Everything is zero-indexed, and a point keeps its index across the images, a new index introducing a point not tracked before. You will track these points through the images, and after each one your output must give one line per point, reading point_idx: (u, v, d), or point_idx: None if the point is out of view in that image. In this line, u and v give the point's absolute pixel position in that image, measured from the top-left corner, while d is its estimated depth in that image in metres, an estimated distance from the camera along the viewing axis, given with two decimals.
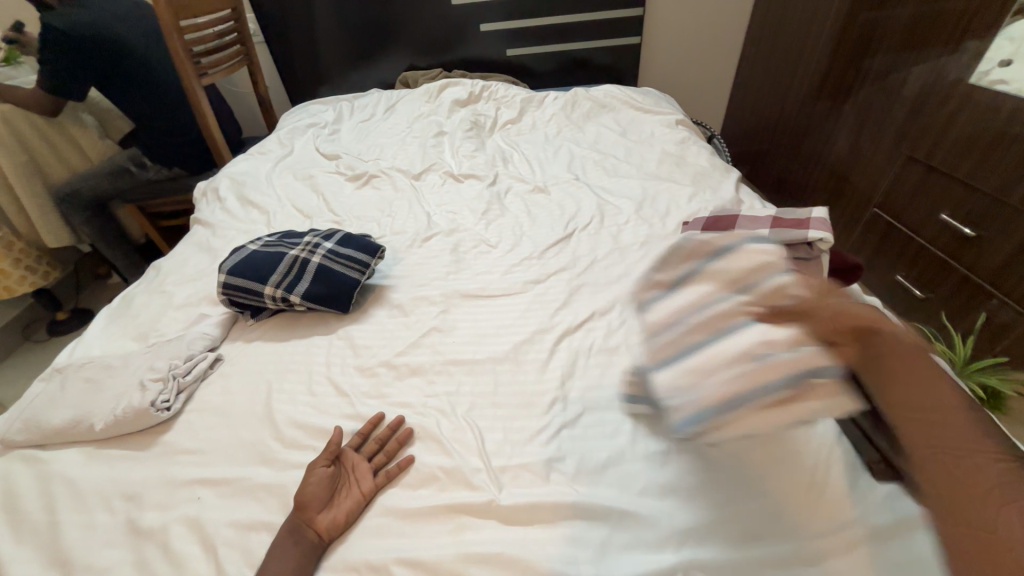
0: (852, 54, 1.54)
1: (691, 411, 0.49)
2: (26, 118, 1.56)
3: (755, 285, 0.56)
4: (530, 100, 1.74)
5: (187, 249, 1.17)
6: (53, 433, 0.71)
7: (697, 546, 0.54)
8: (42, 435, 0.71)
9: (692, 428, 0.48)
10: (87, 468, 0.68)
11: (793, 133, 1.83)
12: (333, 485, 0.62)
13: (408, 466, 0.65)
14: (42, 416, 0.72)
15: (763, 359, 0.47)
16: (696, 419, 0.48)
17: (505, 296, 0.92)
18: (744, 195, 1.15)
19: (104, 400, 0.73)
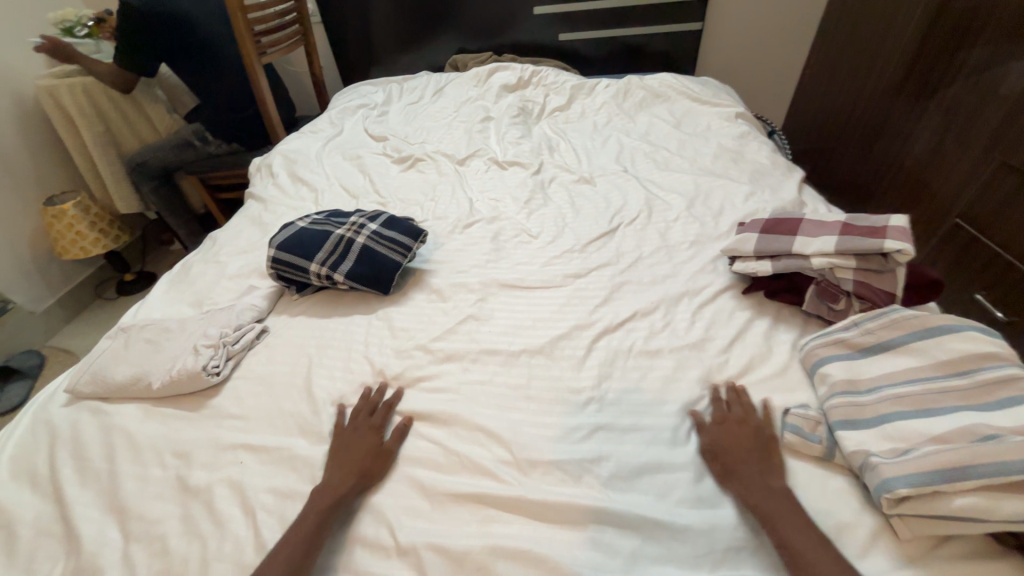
0: (943, 45, 1.38)
1: (903, 471, 0.49)
2: (105, 93, 1.68)
3: (972, 371, 0.55)
4: (581, 87, 1.69)
5: (241, 222, 1.22)
6: (115, 387, 0.76)
7: (735, 568, 0.52)
8: (106, 389, 0.76)
9: (904, 488, 0.48)
10: (145, 423, 0.73)
11: (866, 131, 1.69)
12: (347, 456, 0.63)
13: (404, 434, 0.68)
14: (108, 371, 0.78)
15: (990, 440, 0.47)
16: (912, 480, 0.48)
17: (544, 289, 0.91)
18: (808, 197, 1.07)
19: (162, 361, 0.78)
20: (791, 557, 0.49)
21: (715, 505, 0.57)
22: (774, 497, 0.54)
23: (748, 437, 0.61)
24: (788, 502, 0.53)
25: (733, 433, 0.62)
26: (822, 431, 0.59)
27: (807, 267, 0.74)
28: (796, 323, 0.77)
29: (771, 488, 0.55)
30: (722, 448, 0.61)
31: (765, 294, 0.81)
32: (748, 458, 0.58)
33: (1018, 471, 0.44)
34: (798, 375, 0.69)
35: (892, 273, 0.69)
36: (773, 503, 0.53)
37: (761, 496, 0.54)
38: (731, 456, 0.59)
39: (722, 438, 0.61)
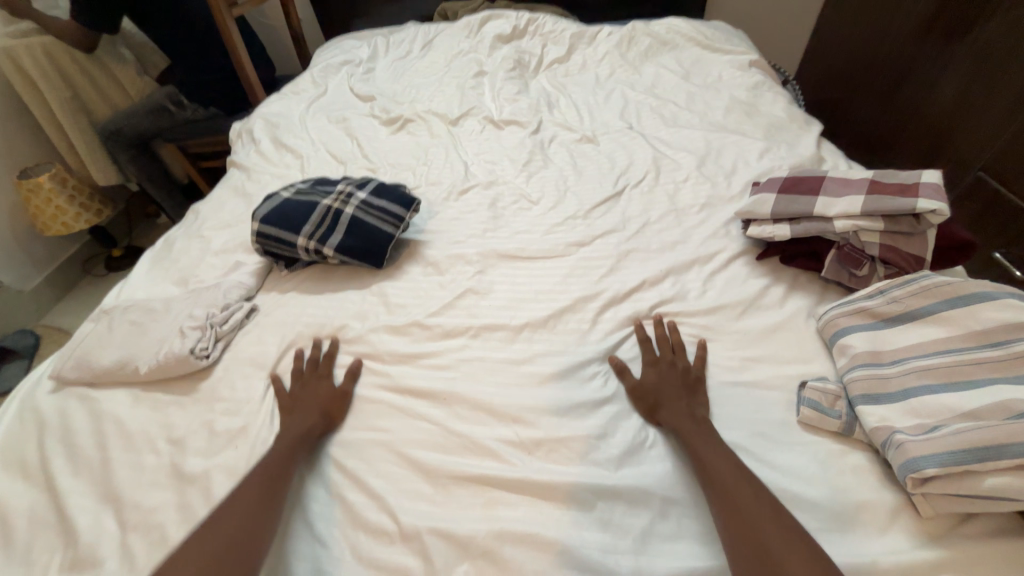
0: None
1: (931, 450, 0.46)
2: (67, 52, 1.55)
3: (1008, 341, 0.51)
4: (581, 35, 1.56)
5: (224, 192, 1.15)
6: (100, 372, 0.73)
7: None
8: (91, 374, 0.73)
9: (931, 468, 0.45)
10: (135, 408, 0.70)
11: (888, 77, 1.58)
12: (304, 403, 0.66)
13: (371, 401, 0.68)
14: (92, 355, 0.74)
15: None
16: (941, 460, 0.45)
17: (546, 259, 0.86)
18: (827, 152, 1.00)
19: (147, 344, 0.75)
20: (708, 478, 0.53)
21: (670, 441, 0.60)
22: (697, 430, 0.57)
23: (676, 378, 0.64)
24: (709, 434, 0.57)
25: (660, 374, 0.65)
26: (842, 406, 0.57)
27: (830, 230, 0.68)
28: (814, 291, 0.73)
29: (695, 421, 0.58)
30: (649, 388, 0.63)
31: (780, 260, 0.76)
32: (676, 396, 0.62)
33: None
34: (816, 346, 0.66)
35: (921, 236, 0.64)
36: (696, 436, 0.57)
37: (684, 430, 0.58)
38: (657, 396, 0.62)
39: (654, 380, 0.64)
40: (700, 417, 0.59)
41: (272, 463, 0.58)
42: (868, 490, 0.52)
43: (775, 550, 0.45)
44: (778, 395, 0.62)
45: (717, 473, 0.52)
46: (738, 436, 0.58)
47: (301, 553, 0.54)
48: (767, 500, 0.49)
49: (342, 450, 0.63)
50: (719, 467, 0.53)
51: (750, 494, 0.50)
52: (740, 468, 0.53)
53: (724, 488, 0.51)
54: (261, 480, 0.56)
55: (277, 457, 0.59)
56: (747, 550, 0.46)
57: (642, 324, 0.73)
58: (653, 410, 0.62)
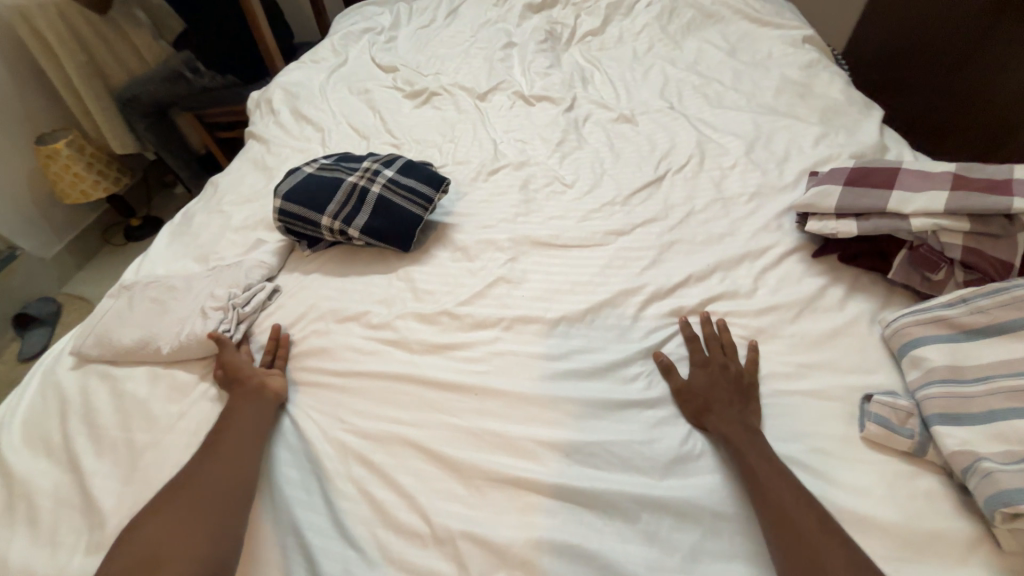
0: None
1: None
2: (81, 13, 1.50)
3: None
4: (618, 5, 1.46)
5: (243, 165, 1.11)
6: (122, 351, 0.71)
7: None
8: (113, 353, 0.71)
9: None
10: (157, 388, 0.69)
11: (950, 59, 1.45)
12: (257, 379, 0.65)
13: (390, 392, 0.65)
14: (113, 333, 0.72)
15: None
16: None
17: (582, 248, 0.81)
18: (890, 141, 0.92)
19: (169, 323, 0.72)
20: (760, 495, 0.49)
21: (719, 449, 0.56)
22: (749, 443, 0.53)
23: (729, 383, 0.59)
24: (765, 450, 0.52)
25: (710, 377, 0.60)
26: (915, 424, 0.52)
27: (904, 229, 0.62)
28: (877, 293, 0.67)
29: (749, 430, 0.54)
30: (697, 390, 0.59)
31: (840, 258, 0.70)
32: (729, 402, 0.57)
33: None
34: (879, 355, 0.61)
35: (1011, 240, 0.58)
36: (750, 448, 0.52)
37: (737, 439, 0.53)
38: (705, 401, 0.58)
39: (705, 384, 0.59)
40: (752, 428, 0.55)
41: (219, 450, 0.57)
42: (941, 517, 0.47)
43: None
44: (839, 406, 0.57)
45: (769, 492, 0.48)
46: (795, 450, 0.54)
47: (330, 551, 0.52)
48: (833, 530, 0.46)
49: (369, 442, 0.60)
50: (773, 487, 0.49)
51: (814, 525, 0.46)
52: (797, 491, 0.49)
53: (780, 512, 0.47)
54: (202, 476, 0.54)
55: (233, 432, 0.59)
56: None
57: (688, 321, 0.68)
58: (700, 416, 0.58)
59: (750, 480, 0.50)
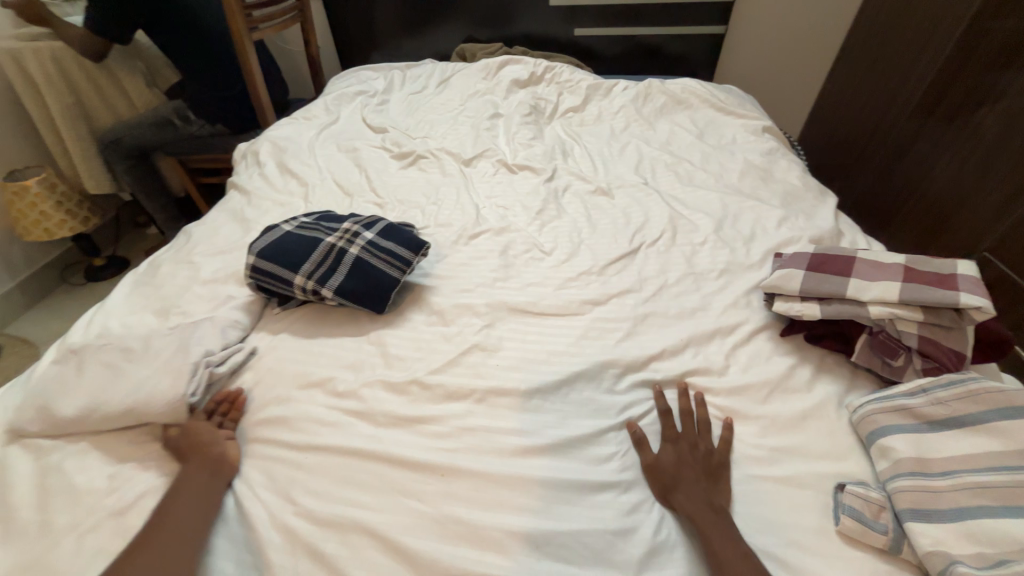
0: (971, 71, 1.34)
1: None
2: (76, 59, 1.52)
3: None
4: (597, 87, 1.58)
5: (220, 216, 1.10)
6: (66, 422, 0.63)
7: None
8: (54, 425, 0.63)
9: None
10: (93, 464, 0.61)
11: (888, 150, 1.62)
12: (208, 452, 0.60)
13: (349, 472, 0.60)
14: (57, 402, 0.64)
15: None
16: None
17: (559, 316, 0.81)
18: (844, 226, 0.99)
19: (129, 384, 0.65)
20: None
21: (693, 544, 0.53)
22: (716, 531, 0.51)
23: (698, 461, 0.58)
24: (734, 537, 0.51)
25: (679, 454, 0.59)
26: (887, 518, 0.51)
27: (864, 315, 0.65)
28: (842, 376, 0.69)
29: (715, 511, 0.53)
30: (666, 464, 0.58)
31: (806, 339, 0.73)
32: (696, 481, 0.56)
33: None
34: (848, 440, 0.61)
35: (961, 332, 0.61)
36: (714, 530, 0.51)
37: (702, 521, 0.52)
38: (672, 477, 0.57)
39: (673, 463, 0.58)
40: (718, 508, 0.54)
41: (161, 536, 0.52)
42: None
43: None
44: (812, 495, 0.56)
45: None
46: (771, 547, 0.52)
47: None
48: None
49: (322, 529, 0.55)
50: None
51: None
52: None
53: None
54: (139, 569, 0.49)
55: (179, 513, 0.54)
56: None
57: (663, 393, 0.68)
58: (668, 492, 0.57)
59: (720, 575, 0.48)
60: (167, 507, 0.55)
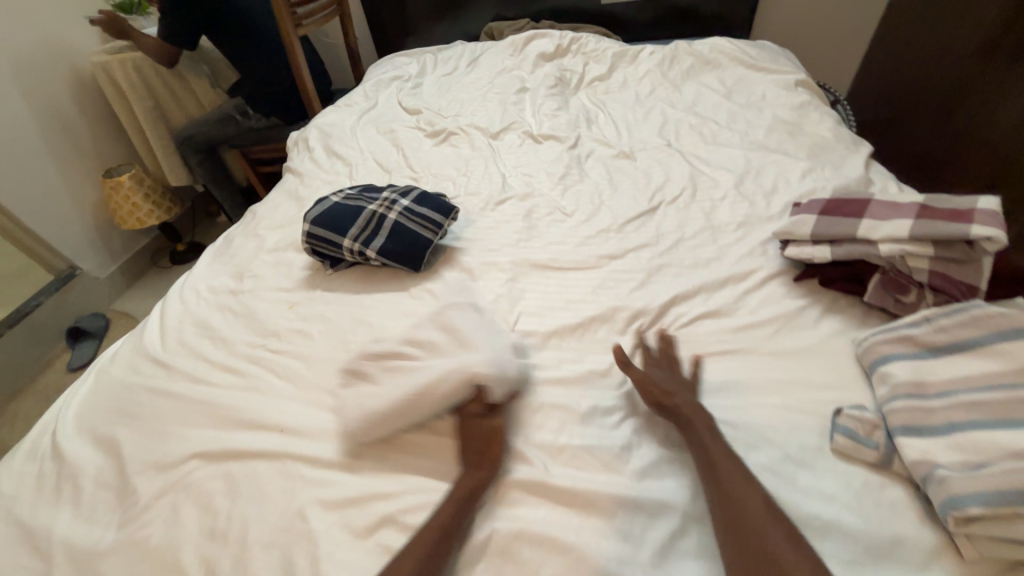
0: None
1: (976, 487, 0.43)
2: (153, 67, 1.73)
3: None
4: (623, 54, 1.59)
5: (279, 196, 1.24)
6: (365, 419, 0.62)
7: None
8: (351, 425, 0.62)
9: (979, 507, 0.42)
10: (216, 405, 0.71)
11: (947, 97, 1.50)
12: (487, 440, 0.60)
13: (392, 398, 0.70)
14: (360, 399, 0.64)
15: None
16: (987, 498, 0.42)
17: (577, 270, 0.87)
18: (875, 175, 0.96)
19: (418, 379, 0.63)
20: (705, 460, 0.54)
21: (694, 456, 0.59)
22: (704, 432, 0.56)
23: (677, 381, 0.64)
24: (717, 435, 0.56)
25: (669, 373, 0.65)
26: (880, 435, 0.54)
27: (874, 253, 0.67)
28: (855, 315, 0.70)
29: (699, 414, 0.58)
30: (657, 378, 0.64)
31: (819, 283, 0.75)
32: (680, 393, 0.62)
33: None
34: (854, 372, 0.63)
35: (976, 264, 0.61)
36: (702, 425, 0.57)
37: (692, 418, 0.58)
38: (664, 388, 0.63)
39: (659, 381, 0.64)
40: (703, 411, 0.59)
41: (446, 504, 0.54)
42: (913, 522, 0.48)
43: (774, 548, 0.45)
44: (813, 418, 0.59)
45: (717, 467, 0.53)
46: (769, 459, 0.55)
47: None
48: (785, 522, 0.47)
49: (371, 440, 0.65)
50: (725, 469, 0.52)
51: (752, 493, 0.50)
52: (739, 462, 0.53)
53: (730, 494, 0.50)
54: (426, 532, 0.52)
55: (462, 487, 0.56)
56: (737, 539, 0.47)
57: (643, 335, 0.73)
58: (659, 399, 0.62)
59: (708, 467, 0.53)
60: (431, 526, 0.52)
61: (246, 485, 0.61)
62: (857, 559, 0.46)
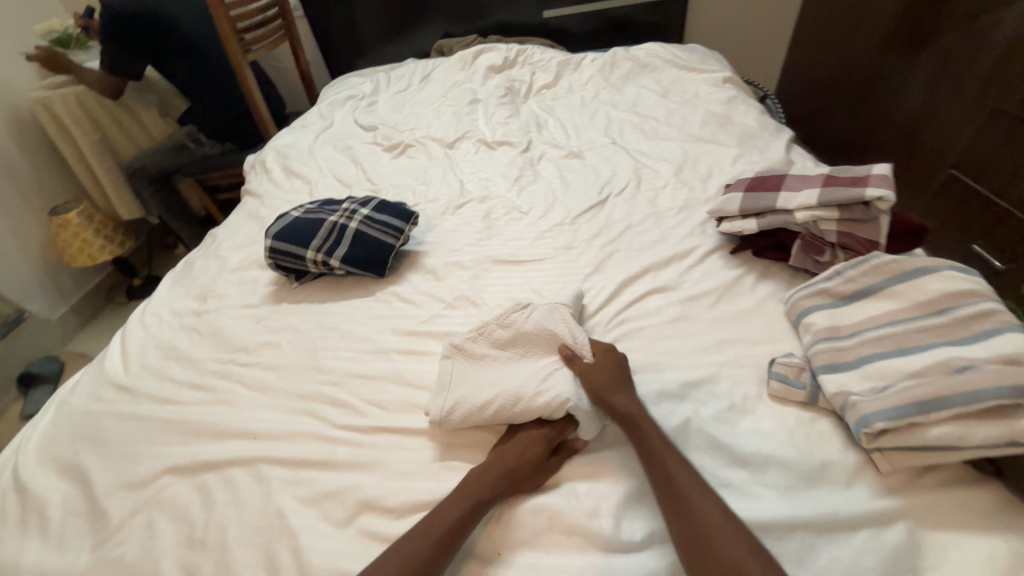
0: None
1: (882, 406, 0.50)
2: (97, 100, 1.70)
3: (952, 310, 0.56)
4: (567, 63, 1.68)
5: (239, 218, 1.25)
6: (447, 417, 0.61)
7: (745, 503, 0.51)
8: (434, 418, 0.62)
9: (884, 422, 0.49)
10: (186, 422, 0.71)
11: (859, 86, 1.67)
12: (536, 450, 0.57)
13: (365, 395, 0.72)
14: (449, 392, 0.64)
15: (964, 371, 0.49)
16: (888, 414, 0.49)
17: (535, 262, 0.92)
18: (796, 156, 1.07)
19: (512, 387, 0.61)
20: (650, 457, 0.52)
21: None
22: (652, 439, 0.54)
23: (613, 370, 0.61)
24: (664, 439, 0.54)
25: (612, 360, 0.62)
26: (806, 376, 0.60)
27: (791, 221, 0.75)
28: (784, 278, 0.78)
29: (637, 411, 0.56)
30: (602, 366, 0.61)
31: (752, 253, 0.82)
32: (618, 386, 0.59)
33: (990, 397, 0.46)
34: (785, 327, 0.70)
35: (875, 221, 0.70)
36: (646, 420, 0.56)
37: (635, 415, 0.56)
38: (606, 380, 0.59)
39: (600, 372, 0.60)
40: (640, 407, 0.57)
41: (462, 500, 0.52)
42: (840, 448, 0.54)
43: (721, 543, 0.45)
44: (752, 370, 0.65)
45: (664, 463, 0.52)
46: (716, 409, 0.60)
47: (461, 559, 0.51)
48: (741, 528, 0.46)
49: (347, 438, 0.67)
50: (680, 479, 0.50)
51: (696, 487, 0.49)
52: (679, 455, 0.53)
53: (687, 508, 0.48)
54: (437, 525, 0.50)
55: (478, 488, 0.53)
56: (688, 536, 0.46)
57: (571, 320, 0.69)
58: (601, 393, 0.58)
59: (660, 480, 0.51)
60: (442, 520, 0.50)
61: (222, 494, 0.61)
62: (794, 485, 0.52)
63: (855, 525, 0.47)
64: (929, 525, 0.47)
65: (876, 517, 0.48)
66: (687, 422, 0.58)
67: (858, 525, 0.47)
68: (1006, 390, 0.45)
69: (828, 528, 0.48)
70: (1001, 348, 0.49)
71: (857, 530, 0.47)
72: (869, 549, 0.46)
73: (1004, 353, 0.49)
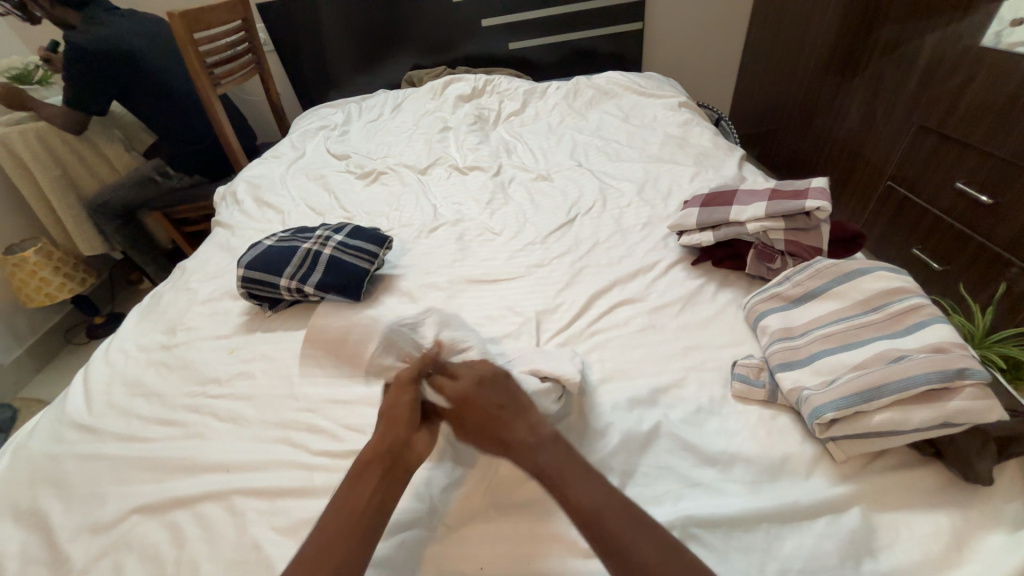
0: (863, 23, 1.50)
1: (831, 398, 0.54)
2: (58, 135, 1.67)
3: (886, 306, 0.61)
4: (533, 91, 1.76)
5: (209, 249, 1.23)
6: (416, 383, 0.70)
7: (716, 499, 0.53)
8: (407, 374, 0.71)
9: (834, 412, 0.53)
10: (155, 459, 0.69)
11: (804, 107, 1.81)
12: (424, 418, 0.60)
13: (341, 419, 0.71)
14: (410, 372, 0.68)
15: (899, 361, 0.54)
16: (837, 404, 0.53)
17: (508, 280, 0.95)
18: (747, 173, 1.15)
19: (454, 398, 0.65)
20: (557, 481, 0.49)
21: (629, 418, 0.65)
22: (573, 470, 0.50)
23: (485, 401, 0.56)
24: (598, 487, 0.48)
25: (495, 392, 0.57)
26: (765, 375, 0.65)
27: (744, 232, 0.81)
28: (742, 285, 0.83)
29: (528, 433, 0.53)
30: (481, 403, 0.56)
31: (712, 263, 0.88)
32: (495, 416, 0.55)
33: (922, 383, 0.50)
34: (744, 331, 0.75)
35: (817, 229, 0.77)
36: (537, 440, 0.52)
37: (529, 442, 0.52)
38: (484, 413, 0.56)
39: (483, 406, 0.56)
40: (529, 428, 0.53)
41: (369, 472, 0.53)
42: (800, 441, 0.58)
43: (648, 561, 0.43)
44: (717, 372, 0.69)
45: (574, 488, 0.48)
46: (686, 412, 0.63)
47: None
48: (685, 558, 0.43)
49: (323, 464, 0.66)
50: (615, 527, 0.45)
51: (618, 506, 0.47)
52: (591, 473, 0.50)
53: (608, 534, 0.45)
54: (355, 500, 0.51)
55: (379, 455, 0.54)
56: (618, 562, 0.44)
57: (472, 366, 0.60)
58: (485, 429, 0.55)
59: (583, 515, 0.46)
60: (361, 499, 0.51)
61: (194, 531, 0.59)
62: (759, 478, 0.55)
63: (815, 512, 0.50)
64: (880, 507, 0.51)
65: (833, 504, 0.51)
66: (657, 425, 0.61)
67: (818, 512, 0.51)
68: (934, 376, 0.50)
69: (791, 518, 0.50)
70: (930, 338, 0.55)
71: (817, 517, 0.50)
72: (829, 535, 0.49)
73: (933, 343, 0.54)
